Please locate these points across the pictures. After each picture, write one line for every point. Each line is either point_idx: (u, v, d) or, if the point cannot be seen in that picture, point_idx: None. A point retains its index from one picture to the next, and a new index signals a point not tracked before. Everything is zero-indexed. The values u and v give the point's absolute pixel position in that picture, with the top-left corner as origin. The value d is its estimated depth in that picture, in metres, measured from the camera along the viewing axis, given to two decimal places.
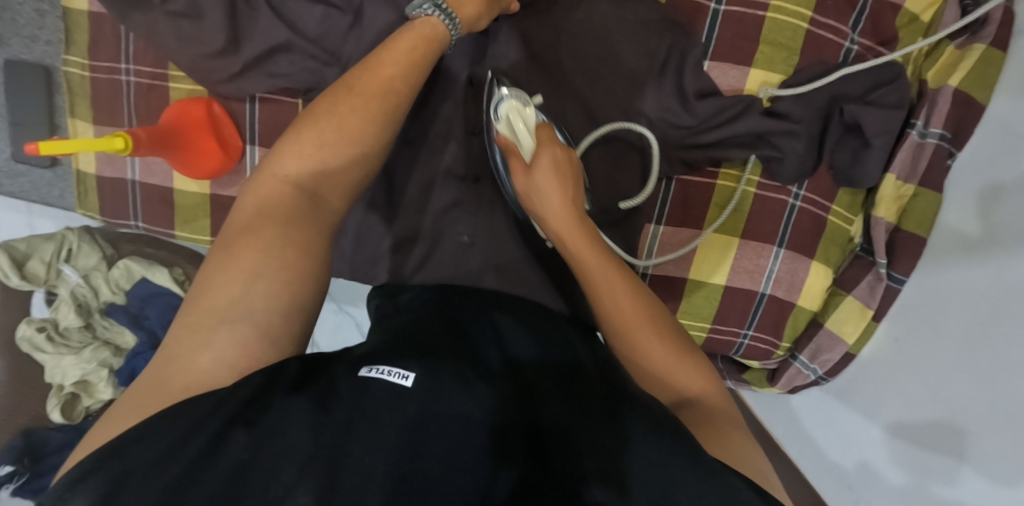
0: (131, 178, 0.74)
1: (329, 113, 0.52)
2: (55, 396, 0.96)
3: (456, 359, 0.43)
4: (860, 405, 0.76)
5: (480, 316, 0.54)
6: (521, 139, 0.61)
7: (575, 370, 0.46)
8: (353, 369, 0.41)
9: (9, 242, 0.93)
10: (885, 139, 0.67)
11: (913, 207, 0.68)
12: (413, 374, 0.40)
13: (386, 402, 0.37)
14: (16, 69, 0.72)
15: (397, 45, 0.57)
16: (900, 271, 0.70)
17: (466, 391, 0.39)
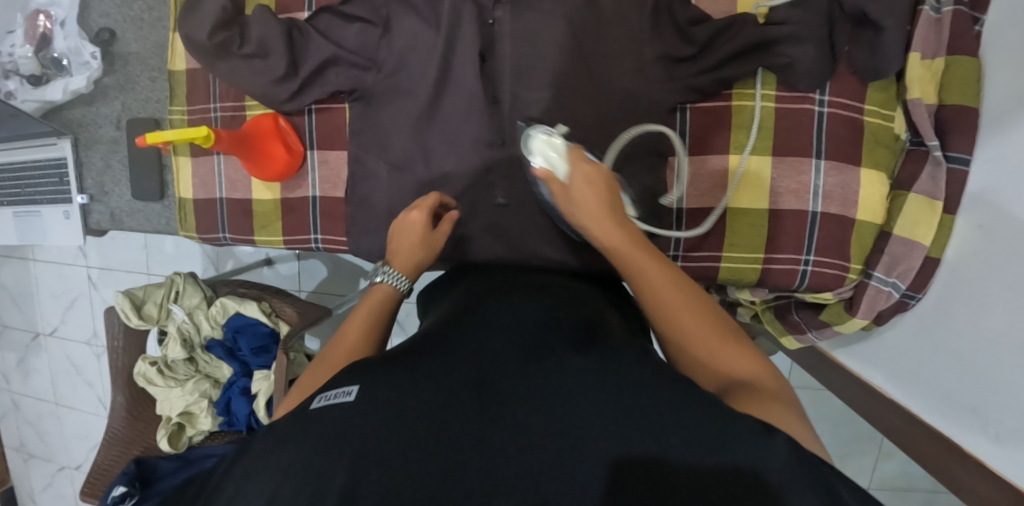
0: (220, 196, 0.87)
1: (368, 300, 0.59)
2: (163, 427, 1.07)
3: (408, 363, 0.45)
4: (951, 320, 0.67)
5: (455, 315, 0.57)
6: (556, 166, 0.58)
7: (539, 362, 0.45)
8: (307, 401, 0.43)
9: (131, 290, 1.08)
10: (897, 20, 0.64)
11: (950, 80, 0.65)
12: (356, 389, 0.41)
13: (329, 424, 0.39)
14: (135, 124, 0.89)
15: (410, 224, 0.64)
16: (958, 149, 0.65)
17: (412, 391, 0.41)
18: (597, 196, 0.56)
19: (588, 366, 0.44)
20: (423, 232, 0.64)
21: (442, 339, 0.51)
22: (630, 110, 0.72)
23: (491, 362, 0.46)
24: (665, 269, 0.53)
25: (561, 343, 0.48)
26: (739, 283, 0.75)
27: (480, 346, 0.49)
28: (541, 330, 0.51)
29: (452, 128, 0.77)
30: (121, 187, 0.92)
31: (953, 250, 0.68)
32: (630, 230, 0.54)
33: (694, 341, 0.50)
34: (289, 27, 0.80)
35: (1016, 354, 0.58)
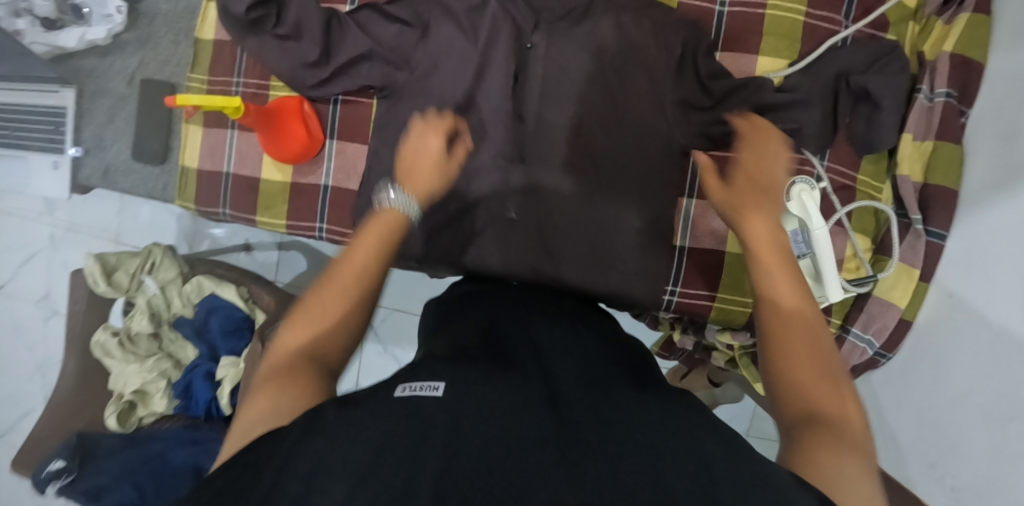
0: (226, 170, 0.85)
1: (374, 225, 0.57)
2: (114, 404, 1.02)
3: (481, 370, 0.50)
4: (923, 378, 0.72)
5: (509, 332, 0.60)
6: (810, 217, 0.69)
7: (597, 388, 0.50)
8: (391, 390, 0.47)
9: (104, 255, 1.03)
10: (894, 102, 0.72)
11: (934, 162, 0.72)
12: (442, 386, 0.47)
13: (421, 408, 0.44)
14: (147, 85, 0.86)
15: (420, 171, 0.63)
16: (937, 225, 0.72)
17: (495, 393, 0.46)
18: (761, 211, 0.54)
19: (647, 395, 0.49)
20: (437, 160, 0.64)
21: (516, 354, 0.55)
22: (647, 146, 0.76)
23: (567, 384, 0.50)
24: (790, 279, 0.50)
25: (615, 377, 0.53)
26: (727, 324, 0.79)
27: (550, 368, 0.53)
28: (599, 363, 0.56)
29: (475, 137, 0.79)
30: (121, 143, 0.88)
31: (924, 315, 0.74)
32: (745, 186, 0.56)
33: (795, 343, 0.46)
34: (328, 16, 0.81)
35: (977, 411, 0.63)
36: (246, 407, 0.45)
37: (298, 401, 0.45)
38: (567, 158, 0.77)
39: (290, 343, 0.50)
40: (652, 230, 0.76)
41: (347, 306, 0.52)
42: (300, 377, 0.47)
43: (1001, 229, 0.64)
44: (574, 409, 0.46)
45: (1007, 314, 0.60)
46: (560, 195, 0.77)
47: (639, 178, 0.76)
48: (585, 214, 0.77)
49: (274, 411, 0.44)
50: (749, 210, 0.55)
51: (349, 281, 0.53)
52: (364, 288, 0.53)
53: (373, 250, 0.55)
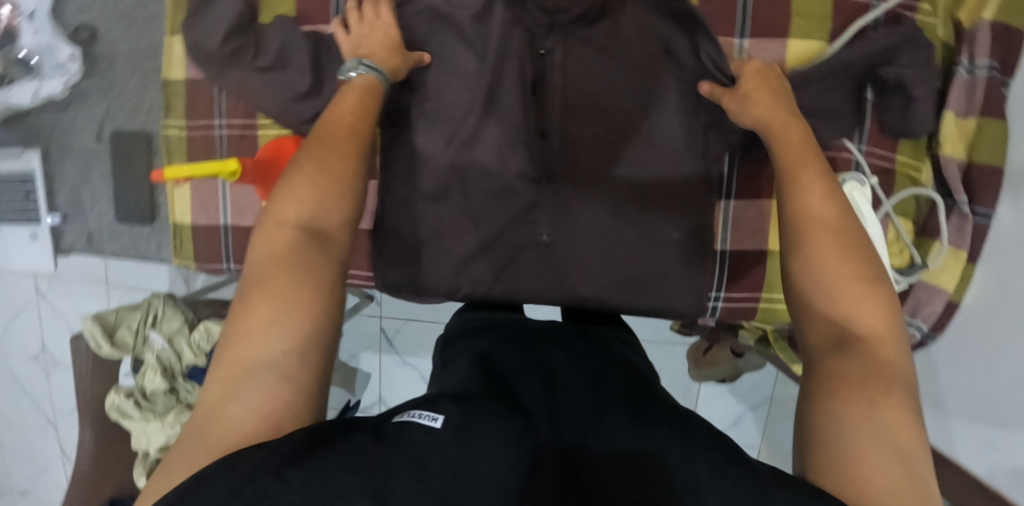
0: (223, 223, 0.77)
1: (328, 138, 0.53)
2: (141, 463, 0.97)
3: (489, 396, 0.41)
4: (971, 367, 0.72)
5: (513, 351, 0.52)
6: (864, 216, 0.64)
7: (626, 414, 0.42)
8: (387, 418, 0.39)
9: (100, 314, 0.98)
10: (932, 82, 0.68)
11: (978, 140, 0.69)
12: (444, 418, 0.37)
13: (422, 450, 0.35)
14: (120, 138, 0.78)
15: (344, 100, 0.58)
16: (984, 205, 0.69)
17: (501, 431, 0.37)
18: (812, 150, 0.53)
19: (679, 421, 0.41)
20: (395, 42, 0.67)
21: (516, 375, 0.47)
22: (676, 151, 0.71)
23: (579, 411, 0.42)
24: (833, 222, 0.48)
25: (621, 392, 0.46)
26: (771, 323, 0.77)
27: (556, 392, 0.45)
28: (608, 381, 0.48)
29: (494, 161, 0.73)
30: (102, 205, 0.80)
31: (972, 297, 0.73)
32: (792, 129, 0.56)
33: (826, 262, 0.46)
34: (315, 42, 0.72)
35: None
36: (233, 339, 0.42)
37: (301, 343, 0.42)
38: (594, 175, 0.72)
39: (297, 194, 0.49)
40: (692, 240, 0.72)
41: (335, 222, 0.49)
42: (301, 296, 0.43)
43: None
44: (587, 450, 0.38)
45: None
46: (591, 213, 0.72)
47: (674, 185, 0.71)
48: (621, 228, 0.72)
49: (263, 363, 0.41)
50: (802, 147, 0.54)
51: (351, 138, 0.54)
52: (346, 185, 0.50)
53: (355, 98, 0.58)
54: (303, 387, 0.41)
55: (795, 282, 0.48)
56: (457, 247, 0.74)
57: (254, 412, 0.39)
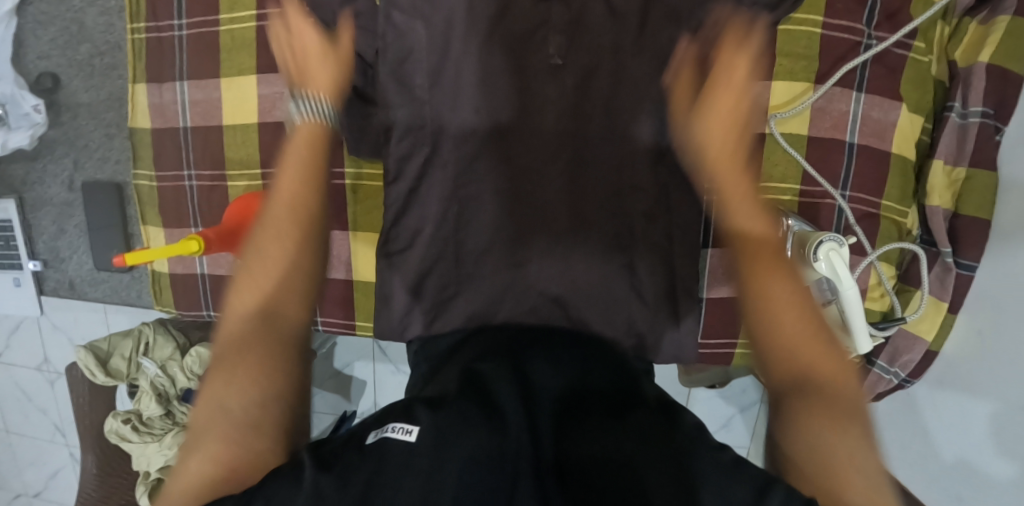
0: (200, 271, 0.77)
1: (269, 223, 0.55)
2: (144, 482, 1.03)
3: (459, 400, 0.48)
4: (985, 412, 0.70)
5: (510, 361, 0.57)
6: (842, 279, 0.63)
7: (581, 418, 0.48)
8: (364, 436, 0.45)
9: (93, 343, 1.01)
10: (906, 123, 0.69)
11: (968, 190, 0.66)
12: (417, 429, 0.44)
13: (398, 459, 0.42)
14: (90, 188, 0.76)
15: (287, 158, 0.58)
16: (968, 257, 0.67)
17: (476, 444, 0.43)
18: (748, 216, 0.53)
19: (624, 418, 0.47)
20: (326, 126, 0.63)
21: (495, 376, 0.52)
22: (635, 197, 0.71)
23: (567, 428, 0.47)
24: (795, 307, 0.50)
25: (604, 410, 0.49)
26: (751, 365, 0.77)
27: (544, 407, 0.49)
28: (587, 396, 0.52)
29: (468, 208, 0.72)
30: (82, 255, 0.79)
31: (953, 346, 0.72)
32: (766, 246, 0.52)
33: (819, 414, 0.44)
34: (283, 93, 0.70)
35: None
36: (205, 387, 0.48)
37: (258, 399, 0.47)
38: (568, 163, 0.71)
39: (227, 375, 0.48)
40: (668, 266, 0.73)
41: (263, 315, 0.52)
42: (247, 361, 0.49)
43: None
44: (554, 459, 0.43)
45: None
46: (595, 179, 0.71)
47: (649, 177, 0.71)
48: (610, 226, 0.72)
49: (215, 420, 0.46)
50: (771, 266, 0.51)
51: (313, 248, 0.55)
52: (301, 239, 0.55)
53: (250, 316, 0.52)
54: (247, 465, 0.45)
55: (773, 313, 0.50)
56: (432, 260, 0.73)
57: (204, 463, 0.45)
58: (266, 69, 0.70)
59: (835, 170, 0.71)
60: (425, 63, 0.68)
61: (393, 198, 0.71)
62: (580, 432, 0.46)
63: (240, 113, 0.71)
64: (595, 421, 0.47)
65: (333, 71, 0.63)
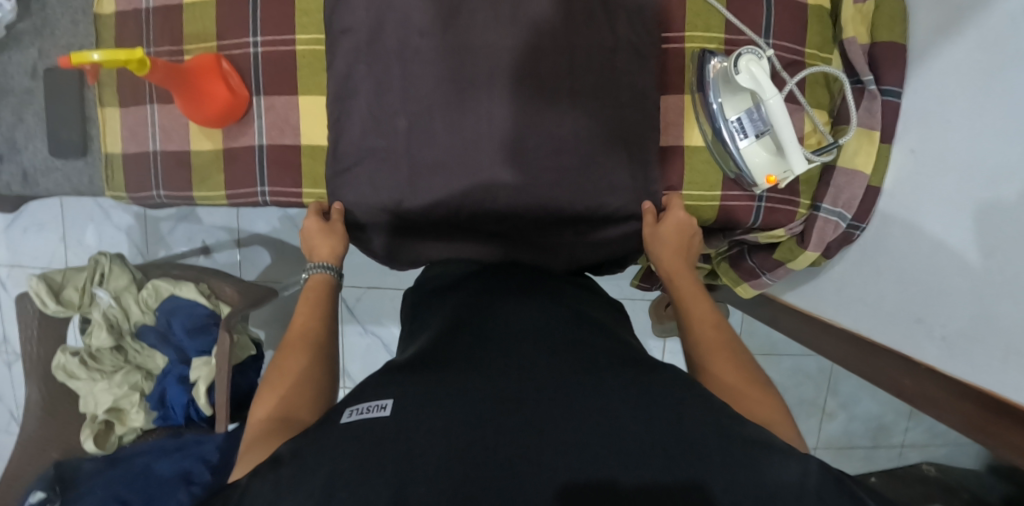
0: (153, 148, 0.78)
1: (292, 334, 0.64)
2: (87, 426, 0.97)
3: (436, 371, 0.49)
4: (912, 250, 0.69)
5: (476, 323, 0.58)
6: (763, 87, 0.65)
7: (580, 368, 0.49)
8: (337, 417, 0.45)
9: (48, 274, 0.98)
10: None
11: (879, 19, 0.70)
12: (390, 403, 0.44)
13: (372, 435, 0.42)
14: (53, 73, 0.79)
15: (303, 304, 0.68)
16: (890, 83, 0.70)
17: (444, 406, 0.43)
18: (672, 247, 0.71)
19: (618, 372, 0.49)
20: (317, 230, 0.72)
21: (476, 347, 0.53)
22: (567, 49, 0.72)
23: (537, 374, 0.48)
24: (694, 290, 0.67)
25: (605, 362, 0.51)
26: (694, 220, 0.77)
27: (508, 359, 0.50)
28: (571, 346, 0.53)
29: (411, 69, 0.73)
30: (36, 143, 0.80)
31: (892, 179, 0.73)
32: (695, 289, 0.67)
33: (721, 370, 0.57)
34: None
35: (956, 255, 0.63)
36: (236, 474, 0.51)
37: None
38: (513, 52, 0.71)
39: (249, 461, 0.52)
40: (603, 117, 0.73)
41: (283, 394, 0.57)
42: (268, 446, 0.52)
43: (958, 70, 0.63)
44: (540, 406, 0.43)
45: (977, 151, 0.60)
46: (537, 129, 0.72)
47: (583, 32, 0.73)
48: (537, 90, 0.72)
49: None
50: (693, 295, 0.66)
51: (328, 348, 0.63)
52: (317, 350, 0.62)
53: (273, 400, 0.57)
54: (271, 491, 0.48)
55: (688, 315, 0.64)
56: (372, 131, 0.73)
57: None
58: None
59: (758, 19, 0.74)
60: None
61: (336, 71, 0.73)
62: (561, 374, 0.47)
63: None
64: (560, 369, 0.48)
65: (333, 248, 0.72)
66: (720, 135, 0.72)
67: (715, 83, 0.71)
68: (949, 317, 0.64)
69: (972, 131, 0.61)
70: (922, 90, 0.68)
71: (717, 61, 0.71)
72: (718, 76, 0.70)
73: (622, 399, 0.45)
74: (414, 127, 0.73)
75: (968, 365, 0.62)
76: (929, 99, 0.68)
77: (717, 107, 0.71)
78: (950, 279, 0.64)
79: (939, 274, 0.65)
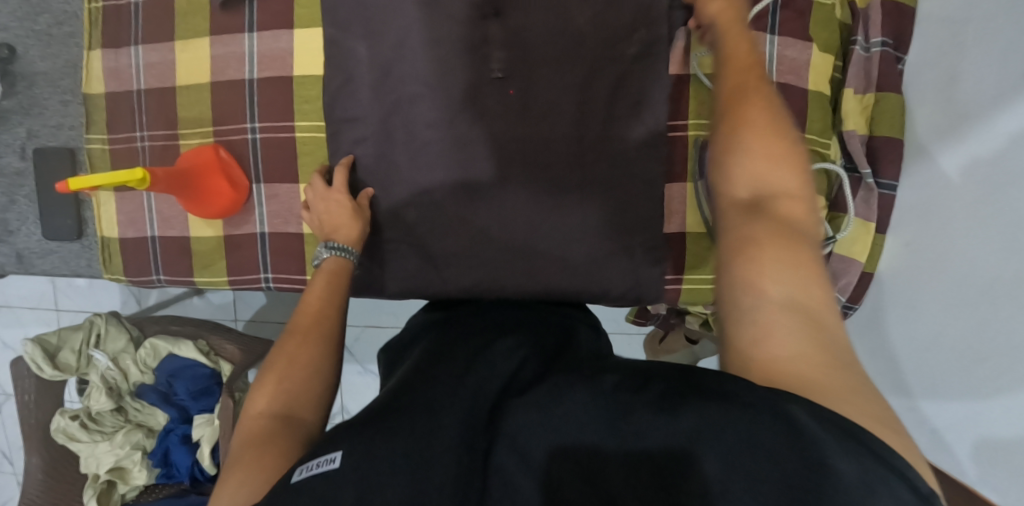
0: (151, 234, 0.76)
1: (298, 326, 0.59)
2: (91, 487, 0.97)
3: (394, 412, 0.42)
4: (903, 339, 0.72)
5: (444, 352, 0.52)
6: None
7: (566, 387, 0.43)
8: (287, 478, 0.38)
9: (42, 337, 0.97)
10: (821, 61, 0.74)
11: (880, 112, 0.72)
12: (340, 455, 0.38)
13: (323, 496, 0.35)
14: (43, 155, 0.77)
15: (313, 288, 0.63)
16: (888, 177, 0.72)
17: (405, 440, 0.39)
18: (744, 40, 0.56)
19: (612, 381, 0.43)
20: (351, 210, 0.69)
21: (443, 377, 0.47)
22: (573, 137, 0.71)
23: (517, 411, 0.42)
24: (762, 112, 0.50)
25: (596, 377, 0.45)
26: (696, 303, 0.76)
27: (477, 395, 0.45)
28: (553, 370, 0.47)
29: (414, 158, 0.71)
30: (30, 226, 0.80)
31: (886, 266, 0.76)
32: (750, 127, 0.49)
33: (766, 277, 0.42)
34: (232, 55, 0.73)
35: (955, 351, 0.66)
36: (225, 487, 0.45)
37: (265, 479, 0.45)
38: (519, 144, 0.71)
39: (243, 467, 0.45)
40: (607, 211, 0.72)
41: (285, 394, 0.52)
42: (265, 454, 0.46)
43: (966, 168, 0.63)
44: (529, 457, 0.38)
45: (969, 251, 0.63)
46: (543, 222, 0.72)
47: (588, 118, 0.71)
48: (540, 178, 0.71)
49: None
50: (759, 163, 0.48)
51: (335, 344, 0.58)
52: (318, 346, 0.57)
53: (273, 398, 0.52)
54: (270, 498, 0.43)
55: (741, 180, 0.48)
56: (380, 224, 0.73)
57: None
58: (217, 32, 0.73)
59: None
60: (359, 18, 0.70)
61: (338, 161, 0.72)
62: (544, 407, 0.41)
63: (193, 73, 0.73)
64: (535, 399, 0.43)
65: (354, 229, 0.68)
66: None
67: None
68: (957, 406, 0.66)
69: (964, 231, 0.64)
70: (914, 186, 0.72)
71: None
72: None
73: (623, 416, 0.39)
74: (420, 218, 0.72)
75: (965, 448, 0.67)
76: (921, 197, 0.71)
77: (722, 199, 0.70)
78: (948, 373, 0.67)
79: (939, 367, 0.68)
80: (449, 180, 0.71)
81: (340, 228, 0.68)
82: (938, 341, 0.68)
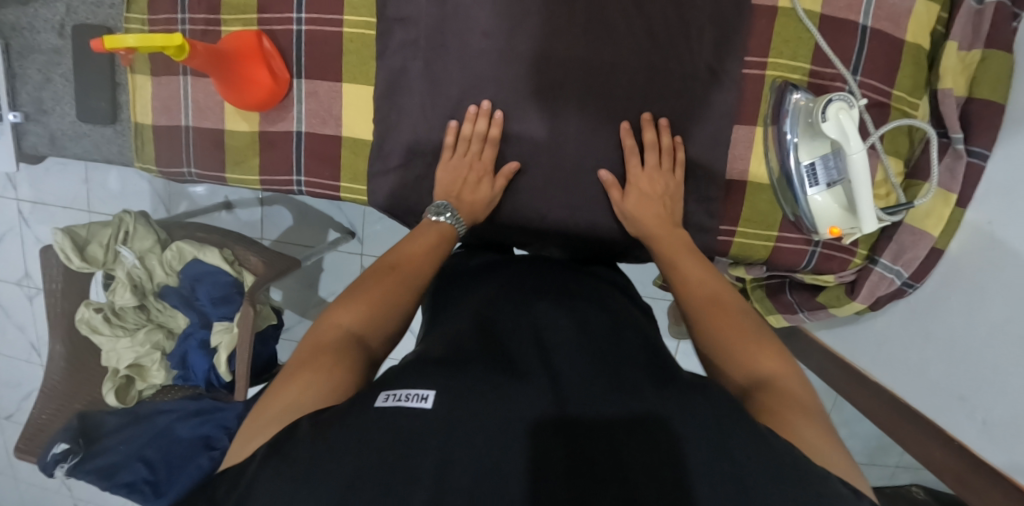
0: (185, 124, 0.73)
1: (389, 266, 0.59)
2: (110, 379, 0.99)
3: (473, 366, 0.45)
4: (966, 326, 0.66)
5: (501, 312, 0.55)
6: (849, 139, 0.59)
7: (630, 377, 0.46)
8: (372, 398, 0.42)
9: (71, 228, 0.96)
10: (925, 8, 0.66)
11: (982, 73, 0.65)
12: (432, 396, 0.42)
13: (410, 427, 0.39)
14: (81, 32, 0.74)
15: (414, 242, 0.62)
16: (980, 144, 0.65)
17: (488, 392, 0.42)
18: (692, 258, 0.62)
19: (669, 385, 0.45)
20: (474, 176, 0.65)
21: (516, 344, 0.50)
22: (636, 65, 0.65)
23: (570, 372, 0.45)
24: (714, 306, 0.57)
25: (658, 377, 0.46)
26: (748, 259, 0.73)
27: (523, 355, 0.48)
28: (615, 354, 0.49)
29: (463, 70, 0.66)
30: (64, 107, 0.78)
31: (959, 244, 0.68)
32: (667, 232, 0.64)
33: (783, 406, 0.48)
34: None
35: (1016, 344, 0.60)
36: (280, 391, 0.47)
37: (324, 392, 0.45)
38: (580, 67, 0.65)
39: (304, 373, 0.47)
40: None
41: (360, 322, 0.53)
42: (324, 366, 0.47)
43: None
44: (586, 428, 0.40)
45: None
46: (595, 153, 0.67)
47: (657, 45, 0.65)
48: (596, 105, 0.66)
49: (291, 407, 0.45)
50: (689, 280, 0.60)
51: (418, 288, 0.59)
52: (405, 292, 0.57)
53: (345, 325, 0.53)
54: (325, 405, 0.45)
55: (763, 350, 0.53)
56: (420, 138, 0.69)
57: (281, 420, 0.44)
58: None
59: (849, 52, 0.67)
60: None
61: (384, 66, 0.68)
62: (607, 387, 0.44)
63: None
64: (598, 379, 0.45)
65: (484, 195, 0.65)
66: (792, 179, 0.66)
67: (794, 122, 0.64)
68: (999, 406, 0.61)
69: None
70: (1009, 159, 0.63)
71: (801, 98, 0.64)
72: (801, 114, 0.64)
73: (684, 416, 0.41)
74: (465, 137, 0.67)
75: (989, 449, 0.63)
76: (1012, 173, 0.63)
77: (794, 149, 0.65)
78: (1003, 369, 0.61)
79: (994, 361, 0.62)
80: (498, 97, 0.66)
81: (464, 197, 0.65)
82: (1004, 335, 0.61)
